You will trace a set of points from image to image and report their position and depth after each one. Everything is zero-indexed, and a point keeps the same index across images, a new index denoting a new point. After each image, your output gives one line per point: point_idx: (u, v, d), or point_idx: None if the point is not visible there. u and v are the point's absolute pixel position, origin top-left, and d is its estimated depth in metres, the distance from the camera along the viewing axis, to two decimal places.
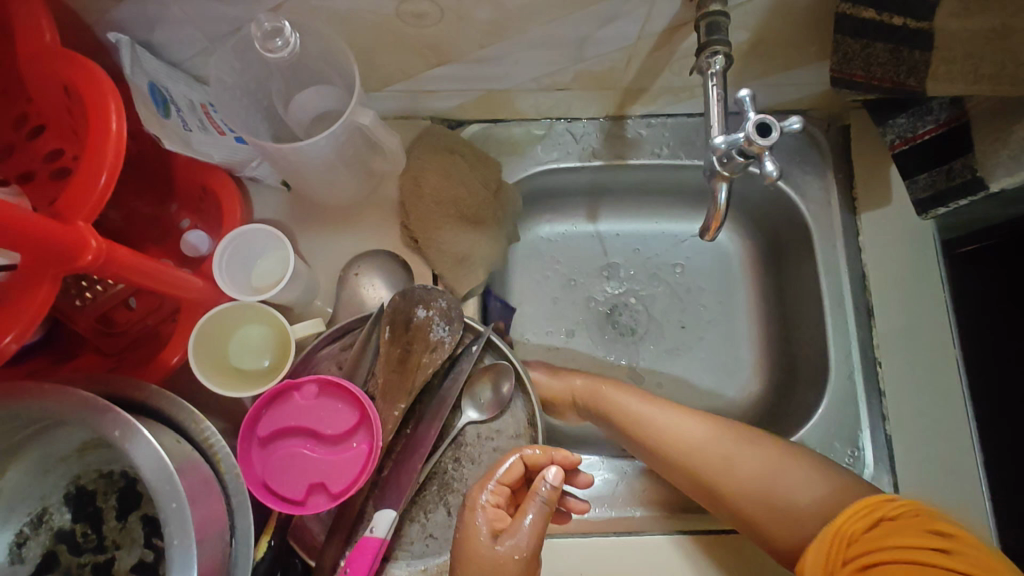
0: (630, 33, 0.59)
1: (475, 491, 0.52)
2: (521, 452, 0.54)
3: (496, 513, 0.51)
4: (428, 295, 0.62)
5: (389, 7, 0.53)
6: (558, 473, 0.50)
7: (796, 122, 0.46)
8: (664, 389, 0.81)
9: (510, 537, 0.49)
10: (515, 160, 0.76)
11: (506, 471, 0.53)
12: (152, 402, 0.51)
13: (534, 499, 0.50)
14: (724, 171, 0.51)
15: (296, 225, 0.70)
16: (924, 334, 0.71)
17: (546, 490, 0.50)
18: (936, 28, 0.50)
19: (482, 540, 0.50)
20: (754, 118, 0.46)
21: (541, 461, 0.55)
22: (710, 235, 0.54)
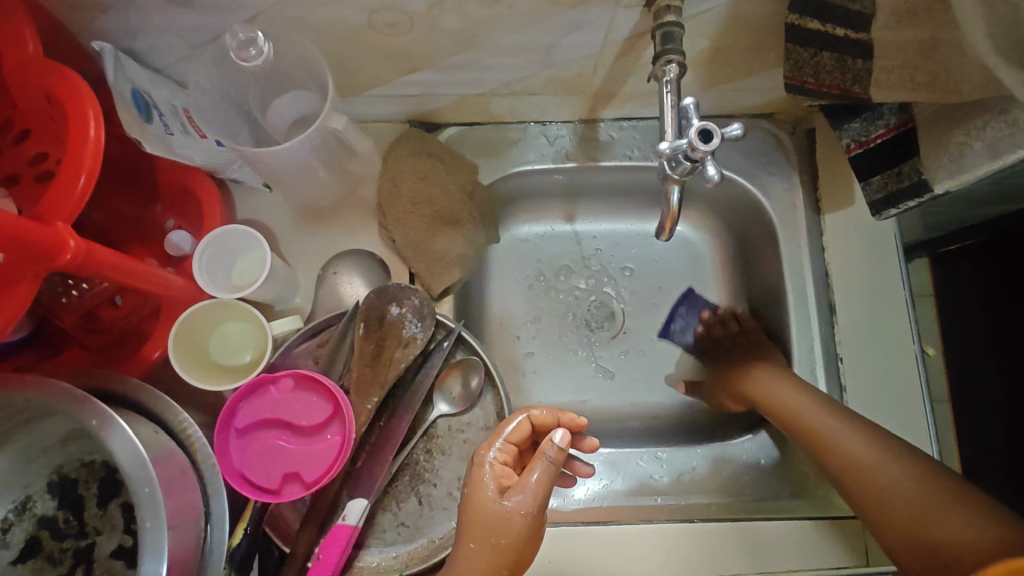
0: (594, 41, 0.61)
1: (484, 448, 0.53)
2: (529, 413, 0.55)
3: (504, 470, 0.52)
4: (402, 293, 0.65)
5: (360, 17, 0.56)
6: (565, 435, 0.50)
7: (736, 129, 0.49)
8: (637, 384, 0.84)
9: (517, 494, 0.50)
10: (490, 161, 0.78)
11: (513, 430, 0.54)
12: (131, 395, 0.53)
13: (540, 458, 0.50)
14: (675, 175, 0.53)
15: (276, 224, 0.73)
16: (885, 330, 0.73)
17: (554, 449, 0.50)
18: (874, 40, 0.53)
19: (489, 495, 0.50)
20: (696, 125, 0.49)
21: (549, 423, 0.55)
22: (665, 234, 0.57)
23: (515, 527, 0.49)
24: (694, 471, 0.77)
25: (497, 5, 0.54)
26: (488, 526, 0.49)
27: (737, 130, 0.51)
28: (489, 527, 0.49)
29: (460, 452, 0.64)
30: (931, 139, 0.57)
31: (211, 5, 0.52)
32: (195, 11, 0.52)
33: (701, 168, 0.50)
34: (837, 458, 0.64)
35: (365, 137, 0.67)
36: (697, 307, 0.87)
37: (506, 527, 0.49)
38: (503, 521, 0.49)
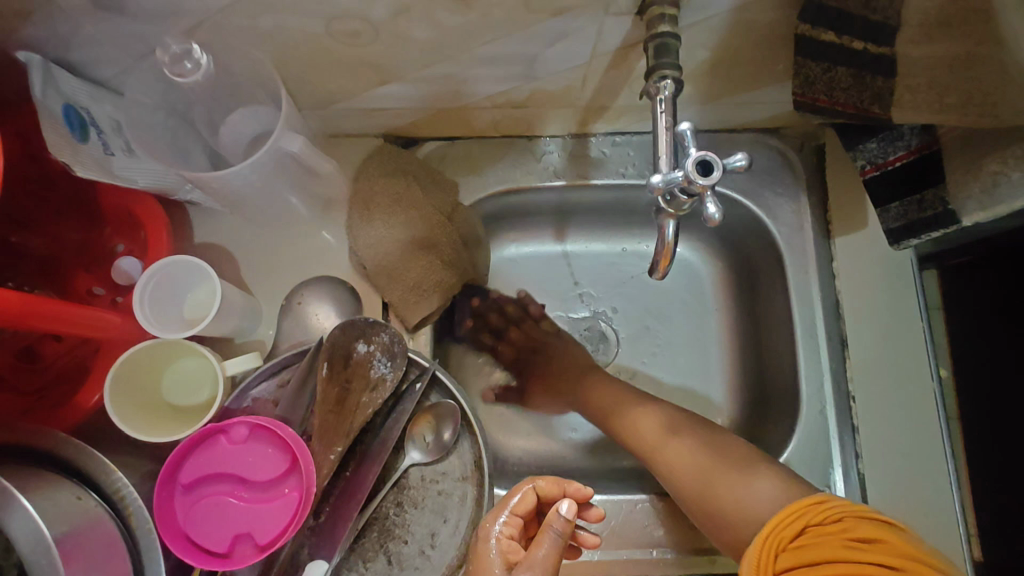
0: (582, 52, 0.55)
1: (489, 520, 0.48)
2: (535, 482, 0.50)
3: (511, 544, 0.46)
4: (370, 329, 0.59)
5: (319, 26, 0.50)
6: (573, 505, 0.44)
7: (739, 160, 0.44)
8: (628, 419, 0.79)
9: (527, 571, 0.43)
10: (472, 179, 0.72)
11: (520, 500, 0.49)
12: (61, 452, 0.47)
13: (547, 531, 0.44)
14: (669, 210, 0.47)
15: (237, 250, 0.67)
16: (900, 366, 0.67)
17: (561, 522, 0.44)
18: (897, 54, 0.47)
19: (494, 574, 0.44)
20: (694, 155, 0.44)
21: (553, 494, 0.50)
22: (659, 274, 0.51)
23: None
24: None
25: (471, 12, 0.48)
26: None
27: (741, 159, 0.45)
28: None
29: (434, 506, 0.58)
30: (960, 163, 0.51)
31: (146, 12, 0.46)
32: (130, 18, 0.46)
33: (701, 204, 0.44)
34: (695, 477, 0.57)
35: (330, 157, 0.61)
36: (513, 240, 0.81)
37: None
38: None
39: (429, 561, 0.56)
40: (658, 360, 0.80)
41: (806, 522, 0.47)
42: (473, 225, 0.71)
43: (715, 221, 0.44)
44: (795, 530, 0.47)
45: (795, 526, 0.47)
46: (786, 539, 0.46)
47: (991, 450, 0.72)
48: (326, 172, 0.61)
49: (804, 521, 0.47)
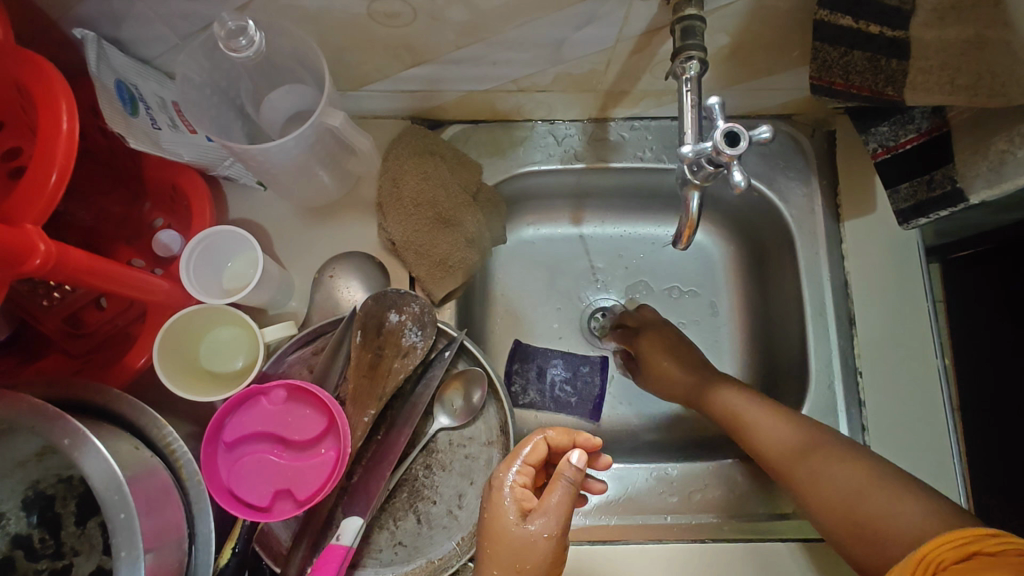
0: (609, 35, 0.58)
1: (502, 470, 0.51)
2: (545, 433, 0.53)
3: (524, 492, 0.50)
4: (401, 299, 0.61)
5: (359, 7, 0.52)
6: (582, 455, 0.49)
7: (765, 132, 0.46)
8: (635, 405, 0.82)
9: (541, 516, 0.48)
10: (496, 161, 0.75)
11: (531, 450, 0.52)
12: (116, 407, 0.51)
13: (559, 479, 0.49)
14: (696, 179, 0.50)
15: (272, 225, 0.70)
16: (906, 344, 0.70)
17: (571, 470, 0.49)
18: (912, 38, 0.50)
19: (510, 518, 0.48)
20: (722, 128, 0.46)
21: (564, 443, 0.53)
22: (683, 242, 0.54)
23: (538, 550, 0.47)
24: (705, 488, 0.73)
25: None
26: (512, 552, 0.47)
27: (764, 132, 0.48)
28: (514, 553, 0.47)
29: (461, 469, 0.60)
30: (969, 144, 0.54)
31: None
32: None
33: (727, 173, 0.47)
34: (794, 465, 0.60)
35: (365, 135, 0.64)
36: (533, 222, 0.85)
37: (531, 552, 0.47)
38: (528, 544, 0.47)
39: (457, 520, 0.58)
40: None
41: (975, 549, 0.44)
42: (500, 202, 0.75)
43: (740, 189, 0.47)
44: (964, 554, 0.45)
45: (962, 551, 0.45)
46: (951, 560, 0.45)
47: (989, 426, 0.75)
48: (361, 149, 0.63)
49: (970, 548, 0.45)
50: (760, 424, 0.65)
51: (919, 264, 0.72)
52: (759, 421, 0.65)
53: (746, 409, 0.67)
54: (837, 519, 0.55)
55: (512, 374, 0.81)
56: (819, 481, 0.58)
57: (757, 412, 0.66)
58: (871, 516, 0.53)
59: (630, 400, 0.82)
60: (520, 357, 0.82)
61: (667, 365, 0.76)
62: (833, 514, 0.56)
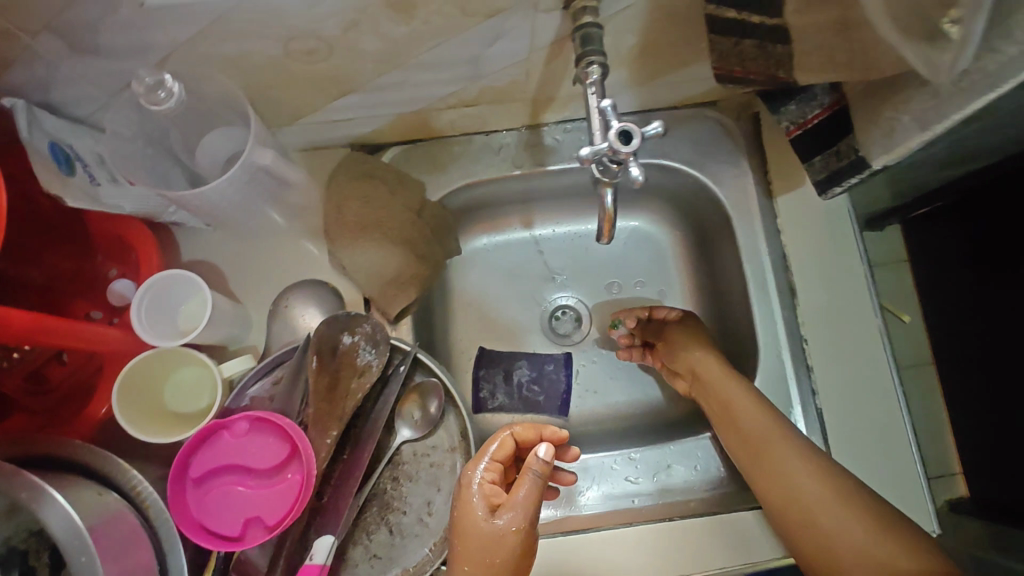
0: (521, 48, 0.61)
1: (471, 468, 0.55)
2: (512, 430, 0.58)
3: (494, 488, 0.53)
4: (353, 321, 0.64)
5: (276, 47, 0.55)
6: (549, 449, 0.52)
7: (653, 128, 0.49)
8: (601, 395, 0.86)
9: (509, 511, 0.51)
10: (436, 176, 0.77)
11: (498, 447, 0.57)
12: (81, 457, 0.53)
13: (527, 473, 0.52)
14: (604, 179, 0.53)
15: (224, 263, 0.72)
16: (847, 307, 0.73)
17: (539, 464, 0.52)
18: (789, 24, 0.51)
19: (479, 515, 0.51)
20: (614, 128, 0.49)
21: (531, 437, 0.59)
22: (605, 239, 0.56)
23: (506, 545, 0.50)
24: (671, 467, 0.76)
25: (413, 22, 0.54)
26: (481, 549, 0.49)
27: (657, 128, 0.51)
28: (483, 551, 0.49)
29: (428, 478, 0.62)
30: None
31: (118, 49, 0.51)
32: (105, 57, 0.51)
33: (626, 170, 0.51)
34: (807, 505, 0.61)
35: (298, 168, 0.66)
36: (485, 231, 0.88)
37: (500, 547, 0.50)
38: (497, 540, 0.49)
39: (428, 527, 0.60)
40: None
41: None
42: (449, 216, 0.79)
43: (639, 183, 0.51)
44: None
45: None
46: None
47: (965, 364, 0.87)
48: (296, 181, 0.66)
49: None
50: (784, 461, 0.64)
51: (850, 230, 0.75)
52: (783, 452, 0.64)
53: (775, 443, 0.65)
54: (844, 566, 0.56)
55: (479, 381, 0.85)
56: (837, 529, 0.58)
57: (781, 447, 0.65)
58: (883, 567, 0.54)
59: (595, 392, 0.86)
60: (488, 361, 0.86)
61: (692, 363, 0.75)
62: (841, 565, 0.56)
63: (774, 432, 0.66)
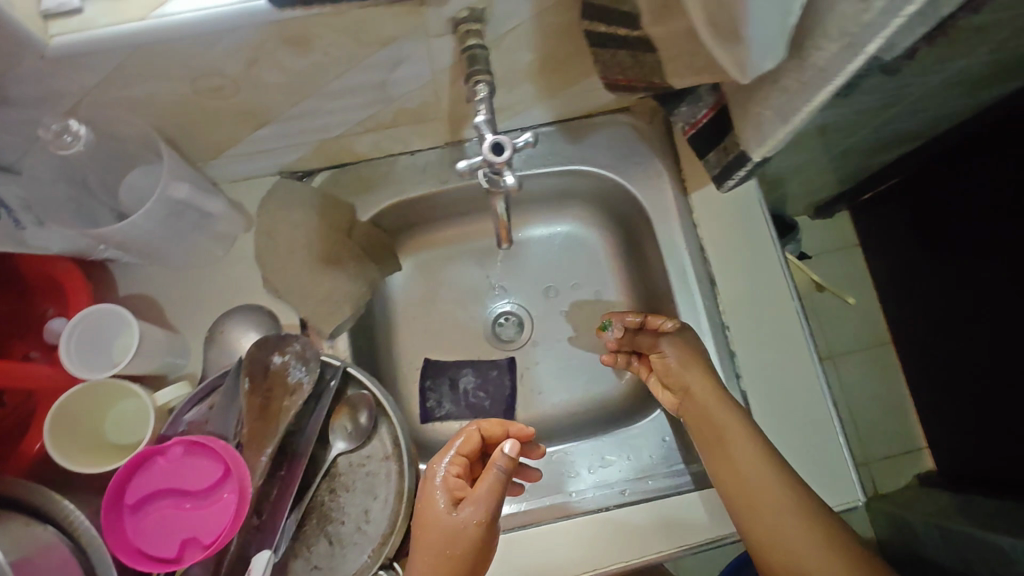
0: (423, 71, 0.64)
1: (435, 464, 0.63)
2: (479, 426, 0.67)
3: (457, 483, 0.62)
4: (282, 342, 0.66)
5: (184, 87, 0.58)
6: (513, 446, 0.59)
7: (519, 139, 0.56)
8: (546, 395, 0.88)
9: (469, 506, 0.58)
10: (364, 196, 0.80)
11: (463, 442, 0.66)
12: (11, 491, 0.56)
13: (493, 468, 0.59)
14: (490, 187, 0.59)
15: (161, 294, 0.74)
16: (764, 293, 0.77)
17: (503, 459, 0.59)
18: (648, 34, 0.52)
19: (442, 509, 0.59)
20: (488, 139, 0.56)
21: (497, 431, 0.68)
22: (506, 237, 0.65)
23: (468, 535, 0.57)
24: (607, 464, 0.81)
25: (310, 54, 0.57)
26: (443, 539, 0.57)
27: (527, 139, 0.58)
28: (445, 540, 0.57)
29: (364, 486, 0.65)
30: None
31: (26, 99, 0.54)
32: (14, 108, 0.54)
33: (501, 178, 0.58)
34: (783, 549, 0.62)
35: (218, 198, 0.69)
36: (422, 246, 0.91)
37: (461, 536, 0.57)
38: (456, 530, 0.57)
39: (366, 534, 0.63)
40: (567, 323, 0.90)
41: None
42: (386, 239, 0.82)
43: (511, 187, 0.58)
44: None
45: None
46: None
47: (889, 287, 1.39)
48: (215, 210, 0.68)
49: None
50: (765, 501, 0.63)
51: (762, 219, 0.79)
52: (764, 492, 0.64)
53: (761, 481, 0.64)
54: None
55: (425, 391, 0.87)
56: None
57: (766, 484, 0.64)
58: None
59: (541, 392, 0.88)
60: (435, 370, 0.88)
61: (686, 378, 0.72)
62: None
63: (767, 467, 0.65)
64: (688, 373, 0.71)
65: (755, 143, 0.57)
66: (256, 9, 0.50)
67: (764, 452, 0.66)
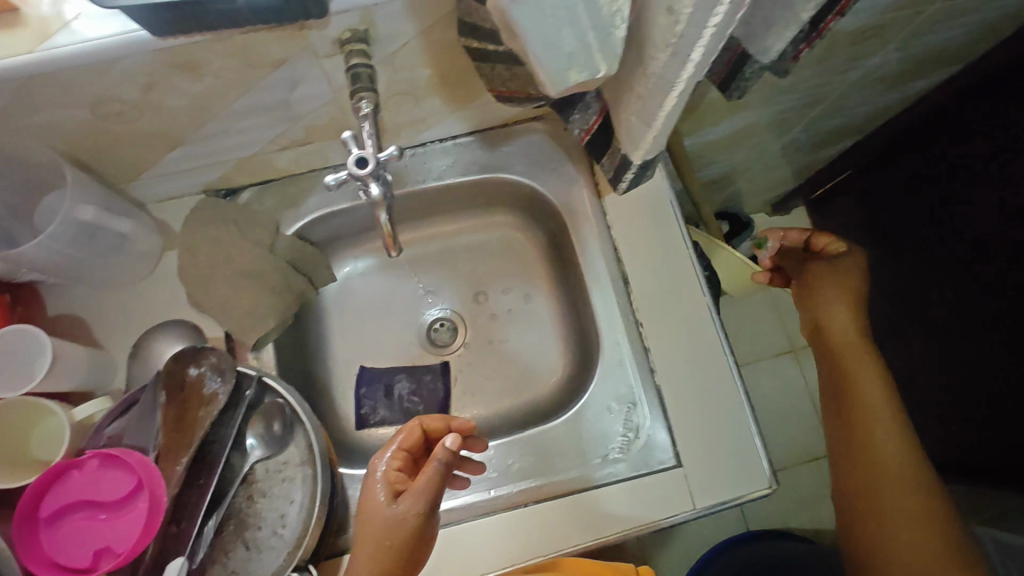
0: (322, 89, 0.67)
1: (377, 460, 0.63)
2: (422, 420, 0.66)
3: (397, 476, 0.61)
4: (199, 354, 0.68)
5: (85, 113, 0.60)
6: (453, 439, 0.58)
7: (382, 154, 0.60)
8: (478, 396, 0.90)
9: (408, 499, 0.57)
10: (289, 211, 0.82)
11: (405, 437, 0.64)
12: None
13: (432, 462, 0.57)
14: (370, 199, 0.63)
15: (88, 313, 0.76)
16: (675, 290, 0.79)
17: (444, 452, 0.58)
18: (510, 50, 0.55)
19: (382, 501, 0.59)
20: (352, 155, 0.60)
21: (440, 425, 0.67)
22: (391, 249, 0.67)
23: (407, 526, 0.57)
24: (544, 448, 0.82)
25: (203, 78, 0.60)
26: (383, 530, 0.57)
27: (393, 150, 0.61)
28: (385, 532, 0.57)
29: (280, 491, 0.67)
30: None
31: None
32: None
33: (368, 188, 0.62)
34: (885, 475, 0.70)
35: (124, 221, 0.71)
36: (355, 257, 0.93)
37: (400, 527, 0.57)
38: (397, 522, 0.56)
39: (282, 538, 0.65)
40: (499, 326, 0.93)
41: None
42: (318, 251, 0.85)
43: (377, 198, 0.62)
44: None
45: None
46: None
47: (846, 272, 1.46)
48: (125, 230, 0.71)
49: None
50: (877, 431, 0.72)
51: (674, 218, 0.82)
52: (880, 426, 0.72)
53: (878, 412, 0.73)
54: (902, 541, 0.67)
55: (359, 398, 0.89)
56: (906, 513, 0.68)
57: (880, 423, 0.72)
58: (945, 531, 0.67)
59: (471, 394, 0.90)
60: (371, 377, 0.90)
61: (833, 304, 0.78)
62: (897, 543, 0.67)
63: (891, 414, 0.73)
64: (828, 296, 0.79)
65: (631, 146, 0.59)
66: (136, 38, 0.52)
67: (874, 380, 0.74)
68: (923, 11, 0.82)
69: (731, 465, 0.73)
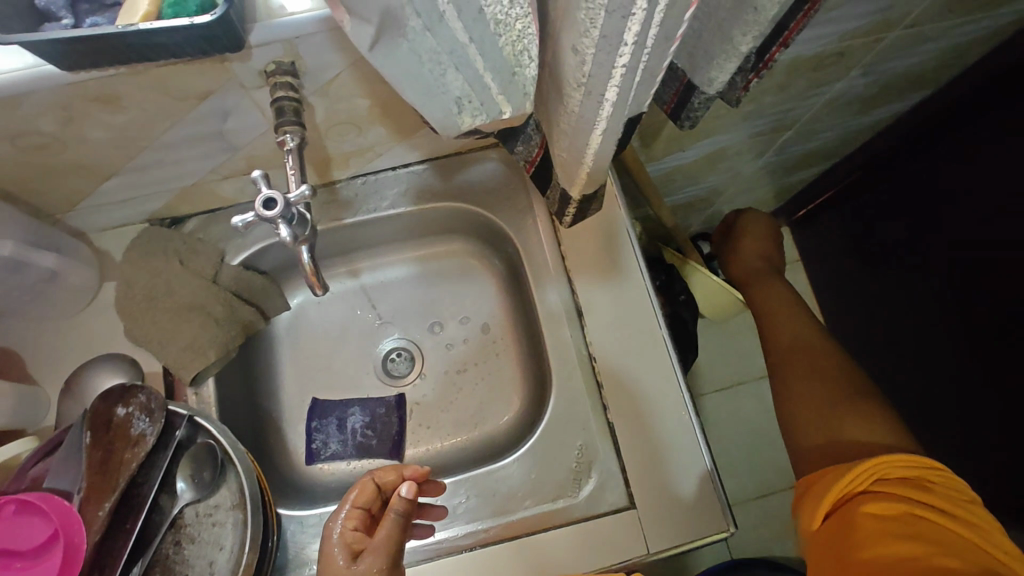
0: (256, 121, 0.65)
1: (332, 521, 0.59)
2: (372, 475, 0.63)
3: (354, 535, 0.57)
4: (128, 393, 0.66)
5: (4, 146, 0.58)
6: (410, 487, 0.56)
7: (292, 193, 0.56)
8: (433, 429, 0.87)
9: (369, 555, 0.53)
10: (235, 240, 0.80)
11: (358, 494, 0.61)
12: None
13: (390, 514, 0.55)
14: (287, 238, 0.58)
15: (24, 346, 0.74)
16: (631, 323, 0.77)
17: (402, 502, 0.55)
18: None
19: (341, 564, 0.54)
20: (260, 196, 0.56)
21: (393, 478, 0.63)
22: (316, 287, 0.63)
23: None
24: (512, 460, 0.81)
25: (125, 111, 0.58)
26: None
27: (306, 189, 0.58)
28: None
29: (209, 537, 0.65)
30: None
31: None
32: None
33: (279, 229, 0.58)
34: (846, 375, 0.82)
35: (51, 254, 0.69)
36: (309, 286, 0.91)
37: None
38: None
39: None
40: (456, 357, 0.90)
41: None
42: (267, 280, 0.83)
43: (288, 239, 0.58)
44: None
45: None
46: None
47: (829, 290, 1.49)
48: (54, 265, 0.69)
49: None
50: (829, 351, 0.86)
51: (630, 248, 0.79)
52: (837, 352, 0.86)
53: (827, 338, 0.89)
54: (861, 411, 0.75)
55: (311, 432, 0.86)
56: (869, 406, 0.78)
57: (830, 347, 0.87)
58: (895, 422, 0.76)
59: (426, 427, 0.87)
60: (324, 410, 0.87)
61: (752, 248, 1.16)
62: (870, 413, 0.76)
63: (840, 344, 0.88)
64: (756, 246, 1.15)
65: (568, 182, 0.57)
66: (45, 72, 0.50)
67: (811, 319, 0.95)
68: (883, 38, 0.81)
69: (689, 509, 0.69)
